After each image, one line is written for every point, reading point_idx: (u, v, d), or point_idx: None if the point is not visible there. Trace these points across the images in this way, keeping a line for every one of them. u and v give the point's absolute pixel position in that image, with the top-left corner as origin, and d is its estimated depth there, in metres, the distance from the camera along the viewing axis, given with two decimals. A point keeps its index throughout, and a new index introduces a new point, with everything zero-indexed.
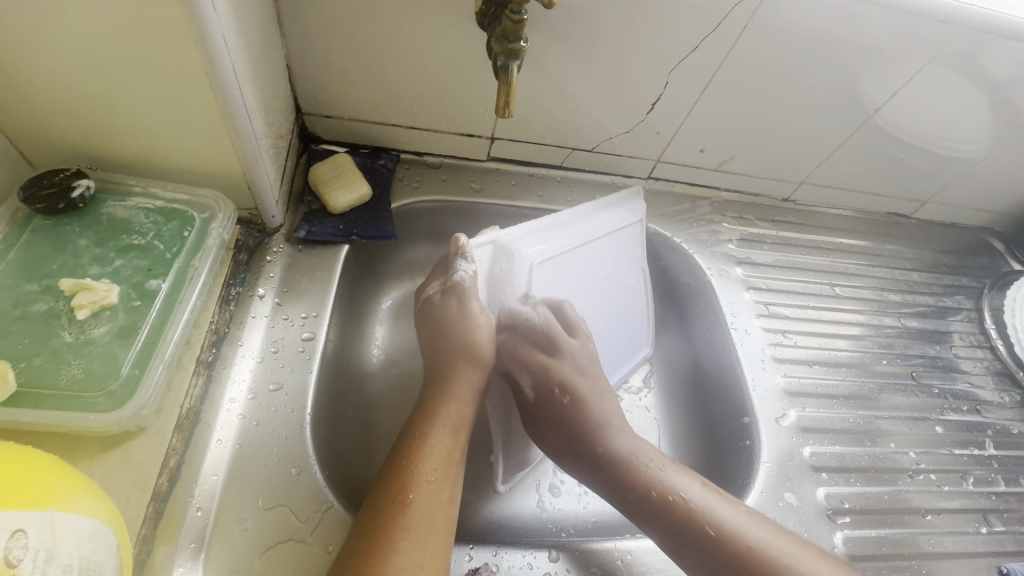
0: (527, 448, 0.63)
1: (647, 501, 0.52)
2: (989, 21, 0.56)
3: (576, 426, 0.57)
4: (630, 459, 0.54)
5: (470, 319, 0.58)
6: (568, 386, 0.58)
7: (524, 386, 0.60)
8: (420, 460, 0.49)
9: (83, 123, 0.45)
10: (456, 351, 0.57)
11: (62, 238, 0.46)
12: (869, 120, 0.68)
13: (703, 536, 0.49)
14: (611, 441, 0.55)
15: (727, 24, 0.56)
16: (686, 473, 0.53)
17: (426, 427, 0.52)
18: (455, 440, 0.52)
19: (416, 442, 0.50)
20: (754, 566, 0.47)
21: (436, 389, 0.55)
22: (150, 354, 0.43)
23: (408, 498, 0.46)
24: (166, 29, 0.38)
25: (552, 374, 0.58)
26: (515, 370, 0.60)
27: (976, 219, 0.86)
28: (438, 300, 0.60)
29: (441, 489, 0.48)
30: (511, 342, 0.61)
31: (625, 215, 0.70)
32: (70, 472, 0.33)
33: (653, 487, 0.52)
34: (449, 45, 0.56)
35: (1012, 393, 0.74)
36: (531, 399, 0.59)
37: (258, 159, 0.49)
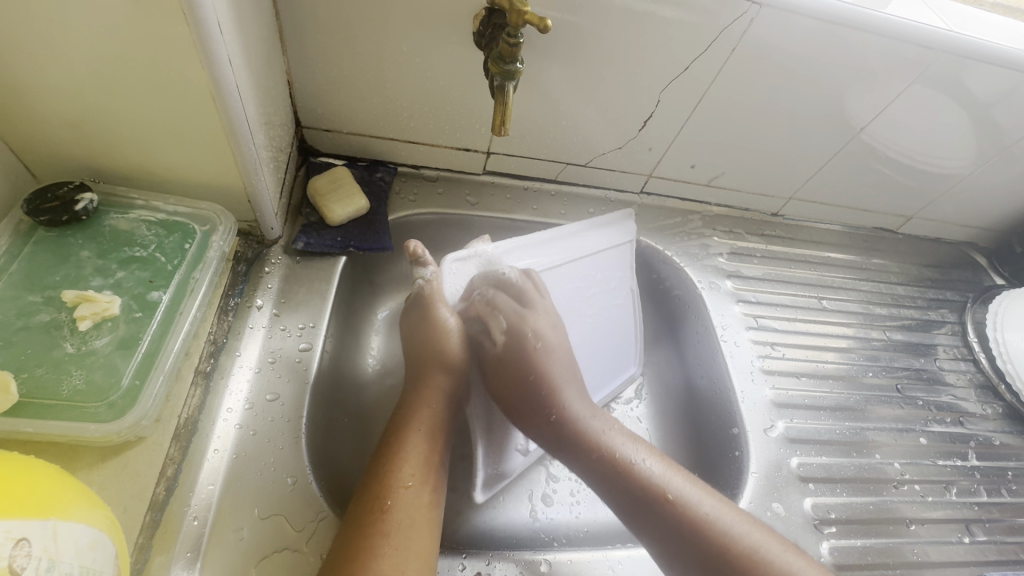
0: (506, 459, 0.63)
1: (606, 460, 0.55)
2: (965, 46, 0.58)
3: (586, 459, 0.56)
4: (583, 420, 0.58)
5: (444, 329, 0.61)
6: (541, 335, 0.62)
7: (494, 334, 0.64)
8: (399, 464, 0.50)
9: (88, 137, 0.46)
10: (429, 358, 0.60)
11: (65, 250, 0.47)
12: (853, 138, 0.70)
13: (658, 498, 0.52)
14: (563, 403, 0.59)
15: (715, 46, 0.58)
16: (648, 448, 0.56)
17: (402, 432, 0.53)
18: (430, 445, 0.53)
19: (394, 449, 0.51)
20: (709, 530, 0.49)
21: (410, 394, 0.58)
22: (150, 365, 0.44)
23: (386, 504, 0.47)
24: (174, 47, 0.39)
25: (526, 323, 0.62)
26: (491, 317, 0.64)
27: (959, 234, 0.88)
28: (414, 311, 0.62)
29: (420, 494, 0.49)
30: (492, 294, 0.64)
31: (614, 235, 0.71)
32: (72, 482, 0.34)
33: (607, 451, 0.55)
34: (447, 63, 0.58)
35: (994, 405, 0.76)
36: (496, 353, 0.63)
37: (258, 173, 0.51)
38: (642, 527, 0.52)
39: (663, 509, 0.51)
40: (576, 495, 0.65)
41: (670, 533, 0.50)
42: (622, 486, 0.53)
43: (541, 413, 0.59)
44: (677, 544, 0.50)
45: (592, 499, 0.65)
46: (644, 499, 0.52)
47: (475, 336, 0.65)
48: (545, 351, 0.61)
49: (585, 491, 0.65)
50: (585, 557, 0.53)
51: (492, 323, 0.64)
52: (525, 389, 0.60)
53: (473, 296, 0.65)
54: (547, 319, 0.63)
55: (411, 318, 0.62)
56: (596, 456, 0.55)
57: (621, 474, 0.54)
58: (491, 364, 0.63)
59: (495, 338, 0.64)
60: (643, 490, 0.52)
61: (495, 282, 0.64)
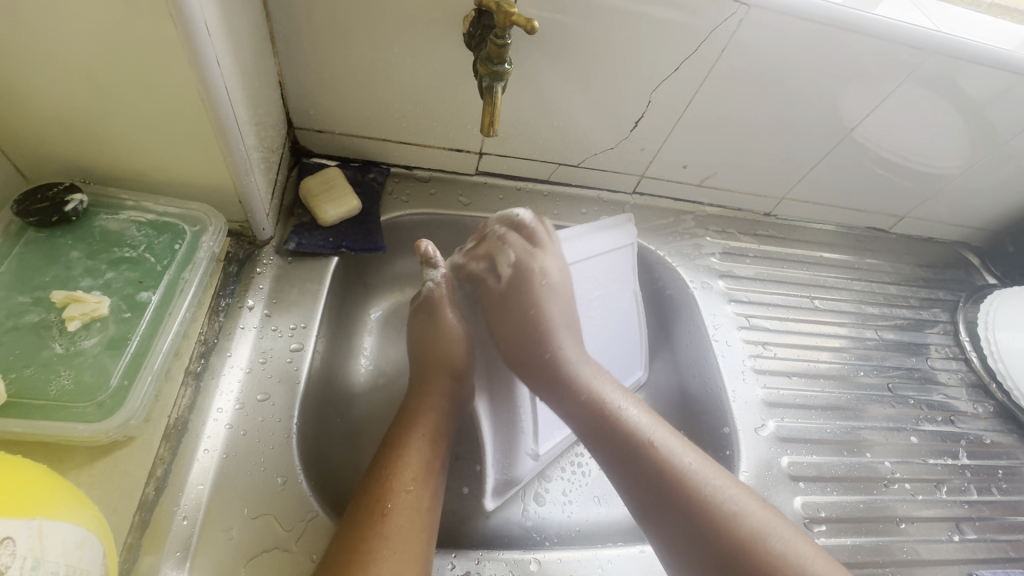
0: (517, 464, 0.62)
1: (592, 403, 0.57)
2: (953, 46, 0.58)
3: (579, 408, 0.57)
4: (574, 365, 0.60)
5: (448, 327, 0.64)
6: (547, 274, 0.65)
7: (504, 265, 0.67)
8: (399, 468, 0.50)
9: (78, 138, 0.46)
10: (435, 358, 0.62)
11: (54, 251, 0.47)
12: (844, 138, 0.70)
13: (640, 443, 0.52)
14: (558, 345, 0.62)
15: (704, 46, 0.58)
16: (635, 400, 0.57)
17: (404, 436, 0.53)
18: (431, 449, 0.53)
19: (394, 454, 0.52)
20: (685, 478, 0.49)
21: (415, 394, 0.59)
22: (139, 365, 0.44)
23: (387, 507, 0.47)
24: (161, 48, 0.39)
25: (534, 261, 0.65)
26: (498, 253, 0.67)
27: (951, 234, 0.88)
28: (419, 307, 0.65)
29: (420, 498, 0.49)
30: (504, 233, 0.67)
31: (617, 238, 0.71)
32: (59, 482, 0.34)
33: (595, 397, 0.57)
34: (437, 64, 0.58)
35: (986, 404, 0.76)
36: (500, 290, 0.67)
37: (249, 174, 0.51)
38: (621, 470, 0.52)
39: (641, 454, 0.51)
40: (568, 495, 0.65)
41: (645, 477, 0.50)
42: (608, 434, 0.54)
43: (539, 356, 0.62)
44: (650, 491, 0.50)
45: (585, 499, 0.65)
46: (626, 444, 0.53)
47: (479, 275, 0.68)
48: (549, 290, 0.65)
49: (577, 490, 0.66)
50: (575, 556, 0.53)
51: (501, 259, 0.67)
52: (530, 326, 0.64)
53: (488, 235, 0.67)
54: (554, 259, 0.66)
55: (418, 319, 0.65)
56: (588, 410, 0.56)
57: (608, 421, 0.55)
58: (498, 300, 0.67)
59: (501, 275, 0.67)
60: (625, 435, 0.53)
61: (509, 223, 0.67)
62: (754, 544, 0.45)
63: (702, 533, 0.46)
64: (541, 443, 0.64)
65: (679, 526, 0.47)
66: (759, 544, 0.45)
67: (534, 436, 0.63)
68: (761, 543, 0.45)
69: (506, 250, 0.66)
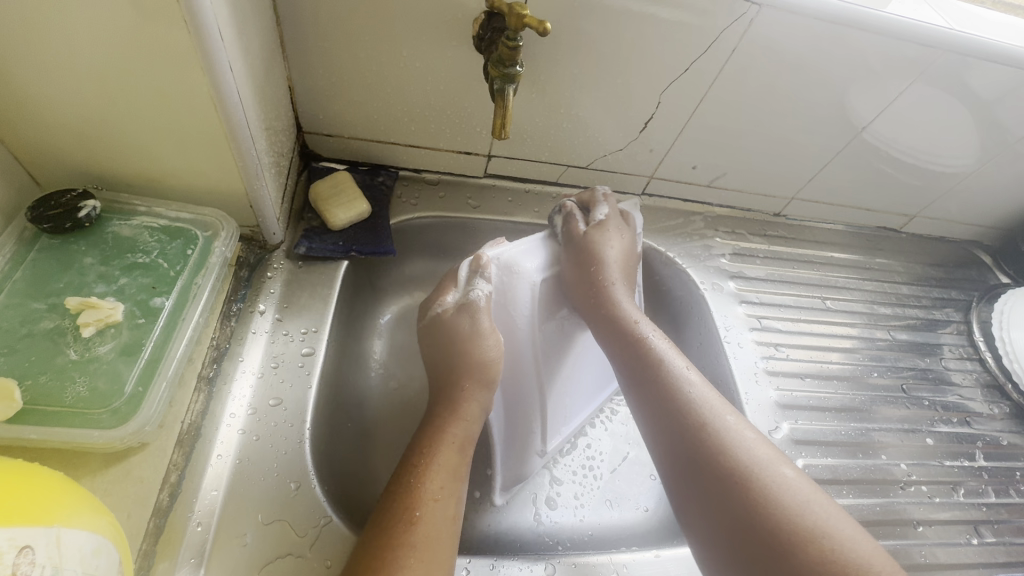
0: (526, 464, 0.62)
1: (624, 337, 0.59)
2: (966, 43, 0.58)
3: (603, 322, 0.62)
4: (618, 305, 0.62)
5: (484, 335, 0.59)
6: (618, 232, 0.67)
7: (583, 222, 0.66)
8: (426, 477, 0.49)
9: (91, 144, 0.46)
10: (469, 368, 0.57)
11: (69, 258, 0.47)
12: (855, 138, 0.70)
13: (660, 377, 0.55)
14: (614, 299, 0.62)
15: (716, 46, 0.57)
16: (671, 342, 0.59)
17: (434, 443, 0.52)
18: (460, 458, 0.52)
19: (423, 461, 0.50)
20: (695, 411, 0.51)
21: (446, 410, 0.56)
22: (154, 371, 0.44)
23: (415, 515, 0.46)
24: (176, 54, 0.39)
25: (609, 220, 0.67)
26: (581, 214, 0.67)
27: (964, 232, 0.88)
28: (448, 318, 0.60)
29: (447, 507, 0.48)
30: (590, 199, 0.69)
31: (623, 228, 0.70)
32: (76, 489, 0.34)
33: (631, 330, 0.59)
34: (447, 67, 0.58)
35: (1001, 404, 0.75)
36: (575, 241, 0.65)
37: (260, 178, 0.51)
38: (642, 397, 0.55)
39: (659, 382, 0.55)
40: (580, 499, 0.65)
41: (660, 403, 0.53)
42: (631, 360, 0.58)
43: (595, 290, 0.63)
44: (663, 418, 0.53)
45: (597, 502, 0.65)
46: (648, 373, 0.56)
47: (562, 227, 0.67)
48: (618, 242, 0.66)
49: (589, 494, 0.65)
50: (589, 561, 0.53)
51: (593, 211, 0.68)
52: (589, 277, 0.63)
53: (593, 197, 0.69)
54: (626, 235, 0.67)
55: (457, 319, 0.59)
56: (612, 329, 0.61)
57: (633, 348, 0.58)
58: (575, 256, 0.65)
59: (589, 223, 0.67)
60: (645, 361, 0.57)
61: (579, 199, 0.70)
62: (753, 475, 0.47)
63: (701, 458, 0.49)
64: (548, 441, 0.63)
65: (684, 454, 0.50)
66: (757, 475, 0.46)
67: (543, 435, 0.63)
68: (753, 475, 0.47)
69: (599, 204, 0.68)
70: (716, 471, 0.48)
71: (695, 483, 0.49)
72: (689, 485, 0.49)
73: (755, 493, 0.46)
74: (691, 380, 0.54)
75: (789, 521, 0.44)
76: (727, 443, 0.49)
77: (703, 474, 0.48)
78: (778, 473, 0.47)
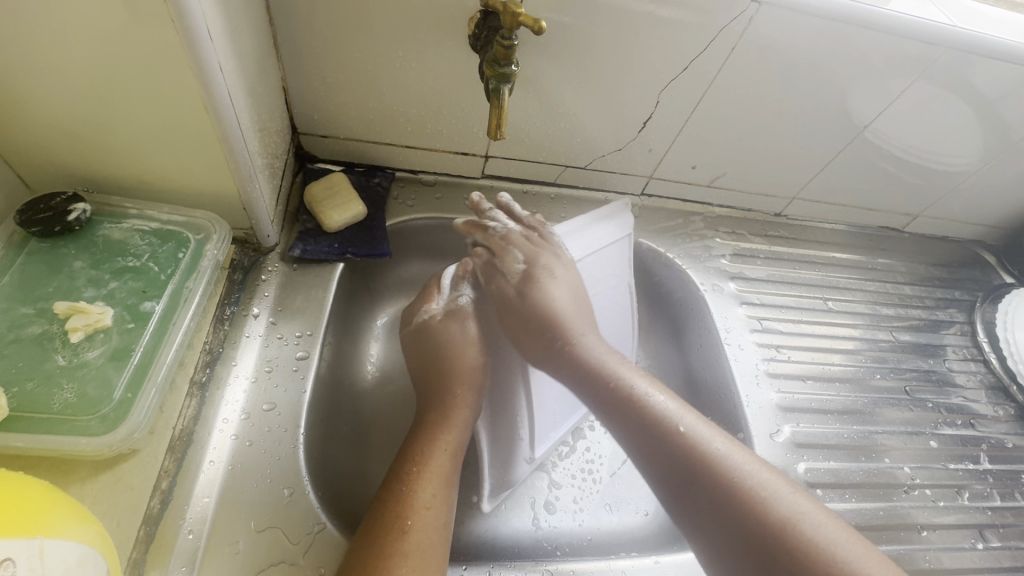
0: (513, 470, 0.60)
1: (615, 390, 0.55)
2: (969, 40, 0.57)
3: (586, 376, 0.57)
4: (596, 358, 0.58)
5: (469, 341, 0.62)
6: (552, 268, 0.61)
7: (511, 265, 0.62)
8: (418, 484, 0.48)
9: (81, 146, 0.45)
10: (457, 374, 0.59)
11: (58, 261, 0.47)
12: (857, 137, 0.69)
13: (664, 428, 0.51)
14: (579, 345, 0.59)
15: (714, 44, 0.57)
16: (660, 385, 0.56)
17: (426, 451, 0.51)
18: (453, 465, 0.52)
19: (415, 468, 0.50)
20: (708, 463, 0.48)
21: (438, 413, 0.56)
22: (143, 376, 0.43)
23: (406, 524, 0.45)
24: (165, 55, 0.39)
25: (539, 257, 0.61)
26: (502, 252, 0.62)
27: (967, 232, 0.87)
28: (438, 324, 0.62)
29: (439, 514, 0.47)
30: (506, 231, 0.62)
31: (613, 230, 0.68)
32: (63, 498, 0.33)
33: (619, 383, 0.55)
34: (442, 67, 0.57)
35: (1006, 406, 0.74)
36: (513, 288, 0.62)
37: (253, 181, 0.50)
38: (645, 453, 0.51)
39: (670, 445, 0.50)
40: (579, 503, 0.64)
41: (669, 456, 0.49)
42: (633, 422, 0.53)
43: (559, 343, 0.59)
44: (677, 473, 0.49)
45: (596, 506, 0.64)
46: (648, 425, 0.52)
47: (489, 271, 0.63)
48: (558, 282, 0.61)
49: (588, 498, 0.64)
50: (587, 567, 0.52)
51: (507, 258, 0.62)
52: (540, 330, 0.60)
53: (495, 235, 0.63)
54: (564, 267, 0.62)
55: (446, 326, 0.62)
56: (599, 384, 0.56)
57: (634, 412, 0.53)
58: (509, 315, 0.61)
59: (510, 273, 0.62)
60: (650, 425, 0.51)
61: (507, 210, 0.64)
62: (790, 535, 0.43)
63: (734, 527, 0.45)
64: (537, 448, 0.61)
65: (707, 510, 0.46)
66: (794, 533, 0.43)
67: (531, 442, 0.61)
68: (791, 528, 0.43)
69: (511, 246, 0.62)
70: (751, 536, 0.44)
71: (733, 555, 0.44)
72: (729, 558, 0.44)
73: (800, 559, 0.42)
74: (699, 433, 0.50)
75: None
76: (756, 502, 0.45)
77: (739, 545, 0.44)
78: (809, 523, 0.44)
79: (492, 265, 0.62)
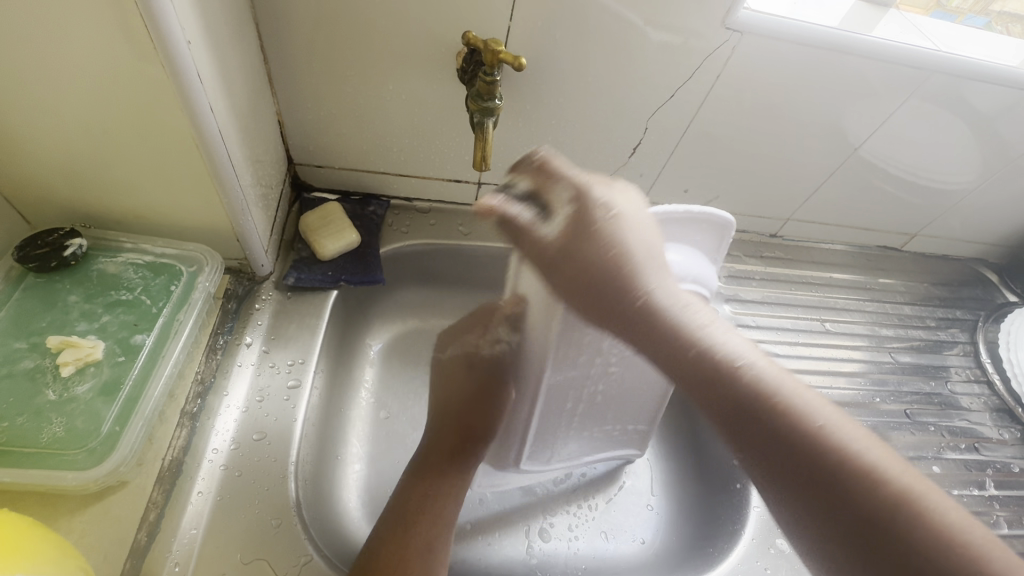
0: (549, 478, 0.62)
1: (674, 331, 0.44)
2: (953, 64, 0.58)
3: (646, 315, 0.46)
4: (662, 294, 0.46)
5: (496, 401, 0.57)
6: (613, 211, 0.48)
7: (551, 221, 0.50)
8: (416, 521, 0.49)
9: (77, 185, 0.47)
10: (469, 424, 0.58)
11: (52, 295, 0.48)
12: (850, 157, 0.69)
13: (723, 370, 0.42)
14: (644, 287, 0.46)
15: (699, 72, 0.58)
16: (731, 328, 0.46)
17: (424, 490, 0.53)
18: (450, 503, 0.53)
19: (412, 505, 0.51)
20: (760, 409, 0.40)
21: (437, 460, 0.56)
22: (132, 409, 0.44)
23: (403, 559, 0.46)
24: (154, 99, 0.40)
25: (586, 201, 0.48)
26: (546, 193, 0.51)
27: (966, 250, 0.86)
28: (481, 363, 0.60)
29: (435, 549, 0.48)
30: (543, 166, 0.52)
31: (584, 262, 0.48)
32: (25, 542, 0.32)
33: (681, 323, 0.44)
34: (431, 100, 0.59)
35: (1013, 429, 0.72)
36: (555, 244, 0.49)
37: (245, 213, 0.51)
38: (705, 397, 0.43)
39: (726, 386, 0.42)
40: (574, 531, 0.63)
41: (720, 393, 0.42)
42: (695, 373, 0.43)
43: (624, 283, 0.46)
44: (732, 413, 0.41)
45: (591, 535, 0.63)
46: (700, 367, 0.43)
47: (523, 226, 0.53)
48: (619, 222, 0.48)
49: (583, 525, 0.64)
50: None
51: (552, 201, 0.51)
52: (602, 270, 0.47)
53: (523, 168, 0.54)
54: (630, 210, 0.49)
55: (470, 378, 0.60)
56: (662, 323, 0.45)
57: (694, 350, 0.43)
58: (553, 260, 0.49)
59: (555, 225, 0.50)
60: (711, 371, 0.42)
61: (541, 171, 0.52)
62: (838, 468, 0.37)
63: (790, 461, 0.38)
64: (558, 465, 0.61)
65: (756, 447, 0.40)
66: (839, 471, 0.36)
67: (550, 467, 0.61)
68: (837, 469, 0.36)
69: (553, 176, 0.51)
70: (826, 482, 0.36)
71: (830, 538, 0.36)
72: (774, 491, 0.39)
73: (835, 479, 0.36)
74: (798, 399, 0.40)
75: (883, 510, 0.34)
76: (864, 470, 0.36)
77: (842, 530, 0.35)
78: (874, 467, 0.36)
79: (527, 227, 0.53)
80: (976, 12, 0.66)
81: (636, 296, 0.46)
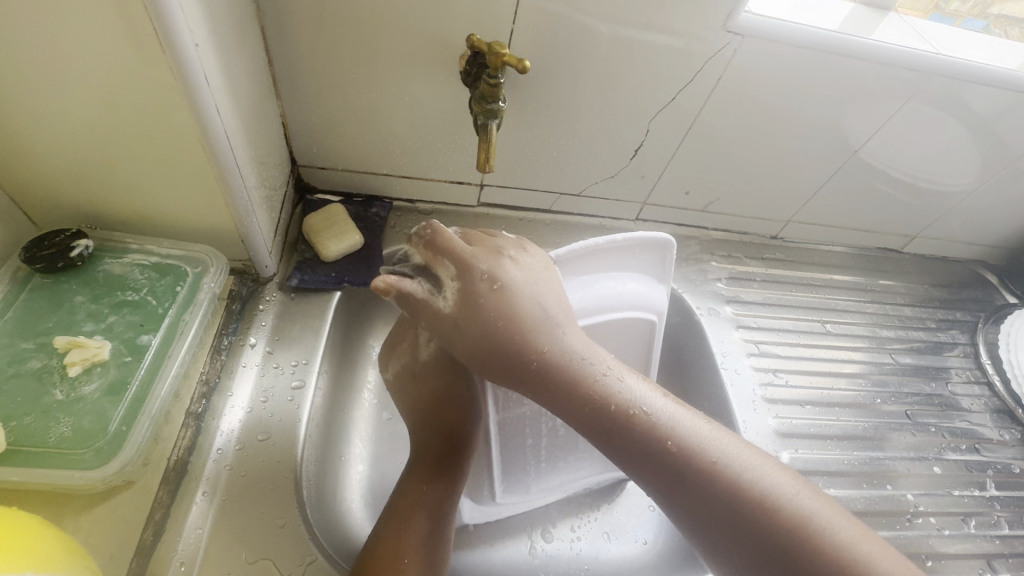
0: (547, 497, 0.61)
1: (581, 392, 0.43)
2: (952, 67, 0.58)
3: (550, 379, 0.43)
4: (566, 351, 0.44)
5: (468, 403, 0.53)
6: (495, 273, 0.46)
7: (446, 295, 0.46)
8: (410, 525, 0.48)
9: (83, 186, 0.47)
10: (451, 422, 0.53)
11: (59, 296, 0.49)
12: (850, 159, 0.69)
13: (632, 425, 0.41)
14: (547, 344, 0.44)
15: (700, 75, 0.58)
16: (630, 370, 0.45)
17: (417, 492, 0.50)
18: (448, 502, 0.50)
19: (406, 507, 0.49)
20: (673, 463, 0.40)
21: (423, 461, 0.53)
22: (138, 409, 0.44)
23: (400, 562, 0.45)
24: (161, 101, 0.41)
25: (477, 267, 0.46)
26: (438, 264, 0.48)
27: (966, 252, 0.86)
28: (427, 368, 0.53)
29: (433, 551, 0.48)
30: (431, 234, 0.49)
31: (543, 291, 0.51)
32: (32, 540, 0.33)
33: (587, 378, 0.43)
34: (434, 102, 0.59)
35: (1013, 430, 0.72)
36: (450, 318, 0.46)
37: (250, 214, 0.52)
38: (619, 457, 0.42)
39: (637, 442, 0.41)
40: (577, 531, 0.63)
41: (633, 453, 0.41)
42: (606, 433, 0.42)
43: (529, 346, 0.44)
44: (650, 470, 0.41)
45: (594, 536, 0.63)
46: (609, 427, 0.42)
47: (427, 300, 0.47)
48: (515, 281, 0.46)
49: (586, 526, 0.64)
50: None
51: (442, 274, 0.47)
52: (503, 338, 0.44)
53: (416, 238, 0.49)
54: (519, 266, 0.47)
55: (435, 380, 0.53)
56: (568, 383, 0.43)
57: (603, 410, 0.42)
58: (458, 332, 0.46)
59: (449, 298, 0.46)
60: (621, 432, 0.41)
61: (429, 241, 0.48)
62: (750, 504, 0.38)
63: (707, 508, 0.39)
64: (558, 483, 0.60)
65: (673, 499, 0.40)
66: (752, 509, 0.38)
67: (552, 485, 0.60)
68: (749, 505, 0.38)
69: (443, 239, 0.48)
70: (742, 520, 0.38)
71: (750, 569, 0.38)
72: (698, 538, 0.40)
73: (750, 517, 0.38)
74: (700, 443, 0.41)
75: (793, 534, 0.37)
76: (763, 499, 0.38)
77: (753, 563, 0.37)
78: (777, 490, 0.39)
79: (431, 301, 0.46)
80: (976, 14, 0.66)
81: (539, 359, 0.44)
